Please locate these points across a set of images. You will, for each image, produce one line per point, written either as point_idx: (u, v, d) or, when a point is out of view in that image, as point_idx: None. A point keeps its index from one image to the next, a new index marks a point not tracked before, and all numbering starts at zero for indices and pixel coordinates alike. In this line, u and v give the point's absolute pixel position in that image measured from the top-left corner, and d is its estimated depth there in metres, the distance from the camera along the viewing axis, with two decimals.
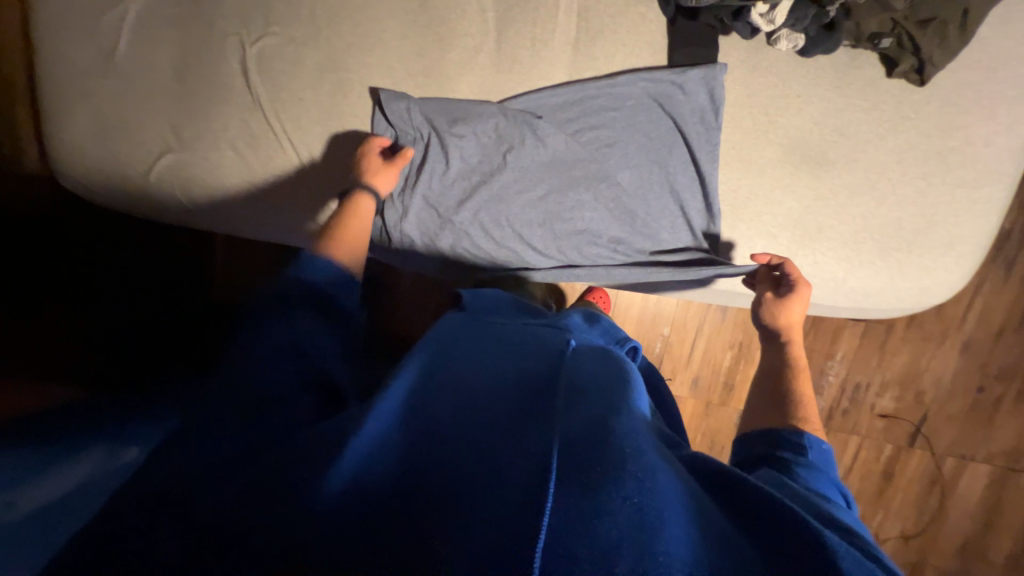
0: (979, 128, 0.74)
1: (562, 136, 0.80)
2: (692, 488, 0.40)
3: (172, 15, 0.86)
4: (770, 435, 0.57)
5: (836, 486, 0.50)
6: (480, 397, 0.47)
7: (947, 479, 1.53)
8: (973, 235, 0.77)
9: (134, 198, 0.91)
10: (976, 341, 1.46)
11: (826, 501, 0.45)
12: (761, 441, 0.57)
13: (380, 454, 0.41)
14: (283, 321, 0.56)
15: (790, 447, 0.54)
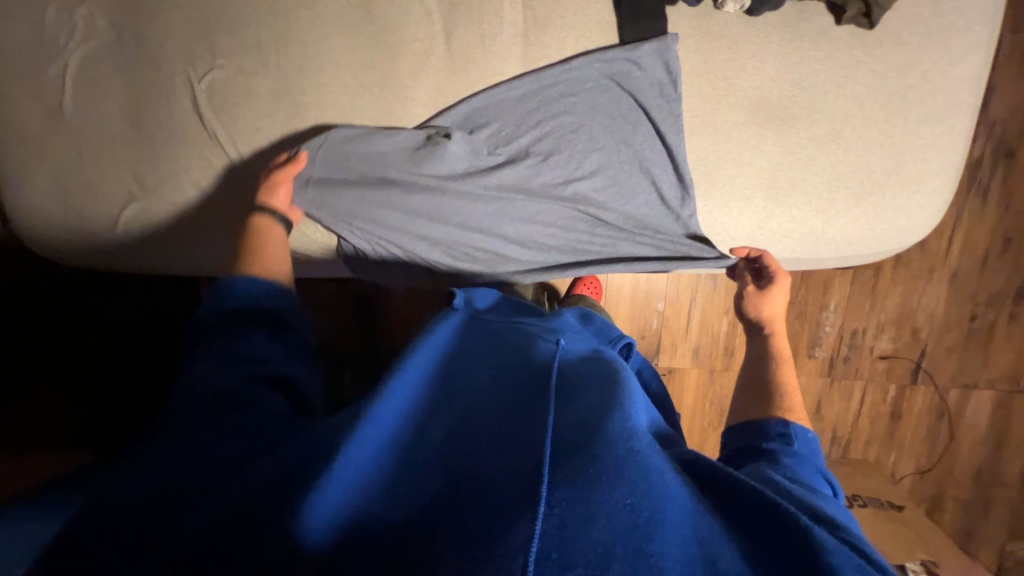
0: (934, 63, 0.74)
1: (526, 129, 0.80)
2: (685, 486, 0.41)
3: (114, 62, 0.83)
4: (755, 425, 0.57)
5: (822, 476, 0.51)
6: (475, 414, 0.47)
7: (953, 409, 1.56)
8: (943, 169, 0.78)
9: (108, 256, 0.90)
10: (962, 272, 1.48)
11: (814, 492, 0.46)
12: (746, 431, 0.57)
13: (370, 487, 0.40)
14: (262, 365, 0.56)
15: (777, 439, 0.54)
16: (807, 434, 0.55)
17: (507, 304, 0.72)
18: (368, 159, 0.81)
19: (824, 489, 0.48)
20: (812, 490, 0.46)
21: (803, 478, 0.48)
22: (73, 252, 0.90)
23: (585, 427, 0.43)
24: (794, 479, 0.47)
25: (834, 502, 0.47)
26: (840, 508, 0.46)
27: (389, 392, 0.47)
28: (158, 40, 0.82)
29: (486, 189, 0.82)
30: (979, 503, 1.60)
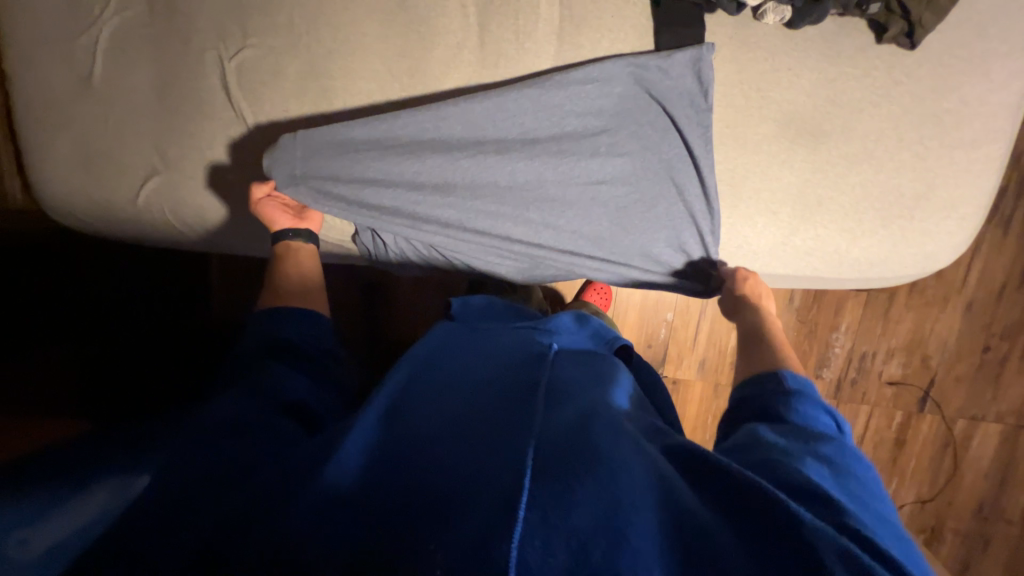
0: (973, 88, 0.73)
1: (550, 127, 0.79)
2: (663, 474, 0.41)
3: (146, 34, 0.83)
4: (761, 382, 0.60)
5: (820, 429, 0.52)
6: (476, 410, 0.47)
7: (958, 441, 1.54)
8: (974, 197, 0.76)
9: (130, 228, 0.91)
10: (977, 302, 1.46)
11: (809, 458, 0.46)
12: (750, 390, 0.60)
13: (364, 472, 0.41)
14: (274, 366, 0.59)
15: (776, 416, 0.55)
16: (801, 394, 0.56)
17: (500, 307, 0.74)
18: (385, 145, 0.80)
19: (822, 441, 0.49)
20: (807, 452, 0.47)
21: (798, 442, 0.49)
22: (98, 221, 0.91)
23: (585, 428, 0.43)
24: (786, 446, 0.48)
25: (830, 454, 0.47)
26: (841, 465, 0.46)
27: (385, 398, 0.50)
28: (191, 15, 0.82)
29: (502, 185, 0.81)
30: (976, 536, 1.59)
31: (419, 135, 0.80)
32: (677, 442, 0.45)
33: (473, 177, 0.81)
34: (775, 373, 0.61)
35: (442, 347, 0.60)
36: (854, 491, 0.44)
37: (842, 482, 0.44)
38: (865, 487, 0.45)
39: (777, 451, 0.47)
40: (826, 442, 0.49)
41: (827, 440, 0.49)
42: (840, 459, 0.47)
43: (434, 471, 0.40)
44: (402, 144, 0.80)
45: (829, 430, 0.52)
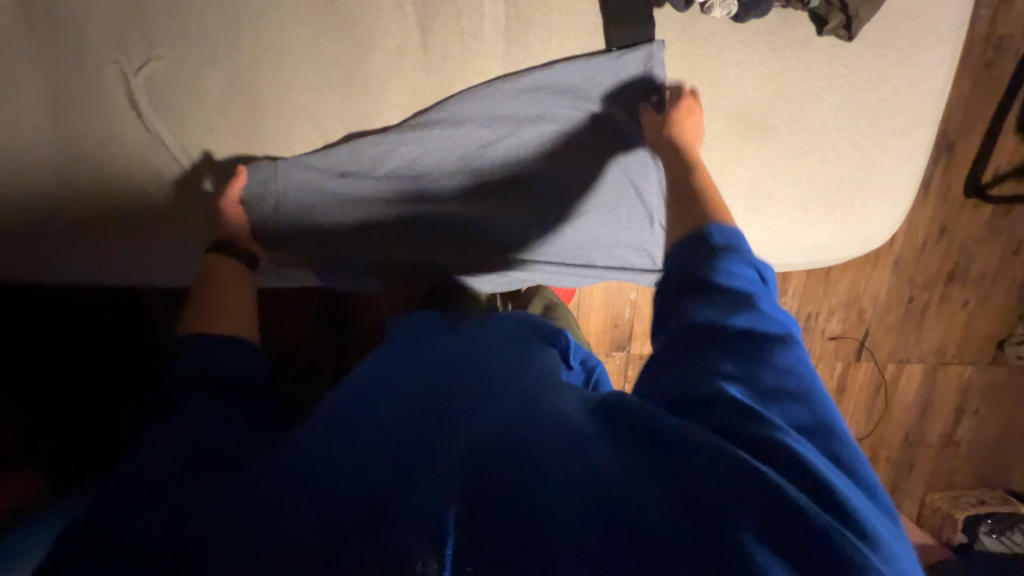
0: (903, 77, 0.77)
1: (501, 136, 0.76)
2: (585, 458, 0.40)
3: (25, 46, 0.71)
4: (690, 245, 0.57)
5: (747, 294, 0.51)
6: (426, 415, 0.47)
7: (889, 382, 1.72)
8: (905, 181, 0.82)
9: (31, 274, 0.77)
10: (903, 257, 1.60)
11: (730, 353, 0.46)
12: (680, 255, 0.57)
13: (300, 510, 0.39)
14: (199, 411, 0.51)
15: (694, 287, 0.52)
16: (725, 253, 0.54)
17: (437, 316, 0.73)
18: (325, 159, 0.76)
19: (742, 315, 0.49)
20: (730, 342, 0.47)
21: (722, 326, 0.48)
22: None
23: (512, 420, 0.44)
24: (710, 337, 0.48)
25: (749, 329, 0.48)
26: (764, 346, 0.47)
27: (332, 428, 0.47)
28: (80, 21, 0.71)
29: (458, 199, 0.79)
30: (904, 462, 1.81)
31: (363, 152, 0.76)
32: (596, 416, 0.45)
33: (429, 193, 0.78)
34: (703, 229, 0.58)
35: (403, 361, 0.58)
36: (767, 359, 0.46)
37: (761, 370, 0.45)
38: (784, 360, 0.46)
39: (703, 353, 0.47)
40: (748, 314, 0.49)
41: (749, 311, 0.49)
42: (762, 338, 0.47)
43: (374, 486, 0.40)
44: (349, 164, 0.77)
45: (751, 285, 0.52)
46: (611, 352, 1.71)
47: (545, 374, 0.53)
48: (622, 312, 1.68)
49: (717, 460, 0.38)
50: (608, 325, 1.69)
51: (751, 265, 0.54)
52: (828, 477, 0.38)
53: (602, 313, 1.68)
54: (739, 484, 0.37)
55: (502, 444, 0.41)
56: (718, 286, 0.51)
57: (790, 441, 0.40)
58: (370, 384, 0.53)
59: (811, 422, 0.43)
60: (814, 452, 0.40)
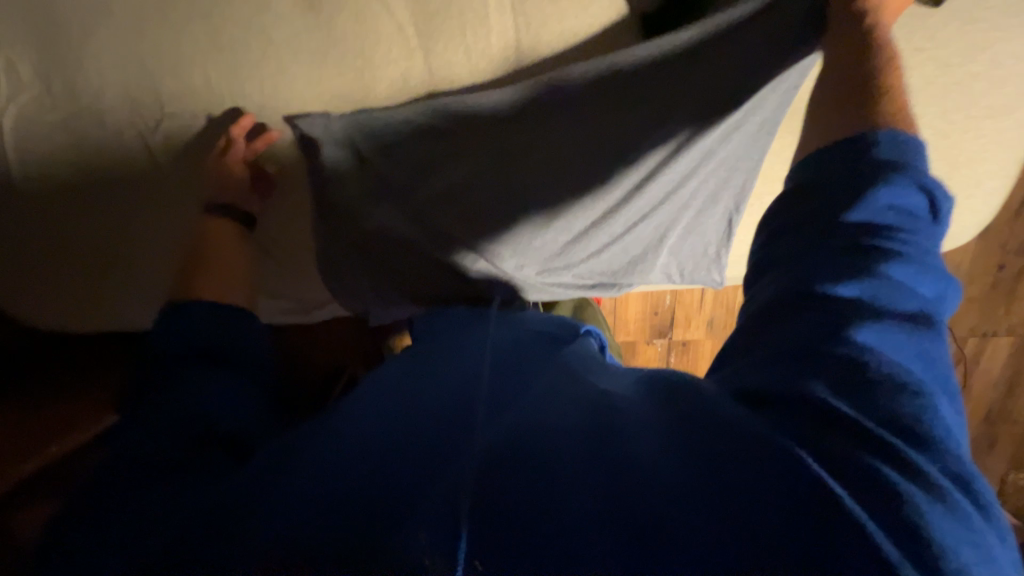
0: (1010, 41, 0.61)
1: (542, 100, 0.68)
2: (626, 468, 0.34)
3: (52, 122, 0.73)
4: (817, 169, 0.44)
5: (888, 246, 0.37)
6: (437, 416, 0.42)
7: (970, 358, 1.56)
8: (1004, 168, 0.69)
9: (118, 309, 0.87)
10: (993, 220, 1.40)
11: (826, 332, 0.35)
12: (812, 173, 0.44)
13: (310, 483, 0.36)
14: (224, 390, 0.48)
15: (796, 233, 0.42)
16: (874, 179, 0.40)
17: (468, 313, 0.70)
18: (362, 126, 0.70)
19: (863, 276, 0.36)
20: (833, 316, 0.35)
21: (833, 292, 0.36)
22: (94, 307, 0.86)
23: (547, 430, 0.38)
24: (807, 308, 0.37)
25: (864, 297, 0.35)
26: (885, 320, 0.34)
27: (347, 426, 0.43)
28: (96, 90, 0.71)
29: (488, 191, 0.70)
30: (986, 442, 1.67)
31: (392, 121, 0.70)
32: (645, 417, 0.38)
33: (457, 176, 0.70)
34: (862, 140, 0.43)
35: (438, 371, 0.53)
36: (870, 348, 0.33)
37: (866, 359, 0.33)
38: (896, 351, 0.33)
39: (788, 331, 0.36)
40: (874, 271, 0.36)
41: (873, 269, 0.36)
42: (888, 307, 0.35)
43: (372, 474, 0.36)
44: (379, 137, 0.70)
45: (893, 222, 0.38)
46: (652, 340, 1.67)
47: (605, 381, 0.46)
48: (663, 299, 1.62)
49: (775, 455, 0.31)
50: (648, 313, 1.64)
51: (916, 196, 0.40)
52: (928, 524, 0.27)
53: (640, 301, 1.62)
54: (796, 482, 0.30)
55: (531, 449, 0.36)
56: (835, 231, 0.39)
57: (878, 463, 0.29)
58: (380, 396, 0.49)
59: (931, 445, 0.30)
60: (932, 485, 0.29)
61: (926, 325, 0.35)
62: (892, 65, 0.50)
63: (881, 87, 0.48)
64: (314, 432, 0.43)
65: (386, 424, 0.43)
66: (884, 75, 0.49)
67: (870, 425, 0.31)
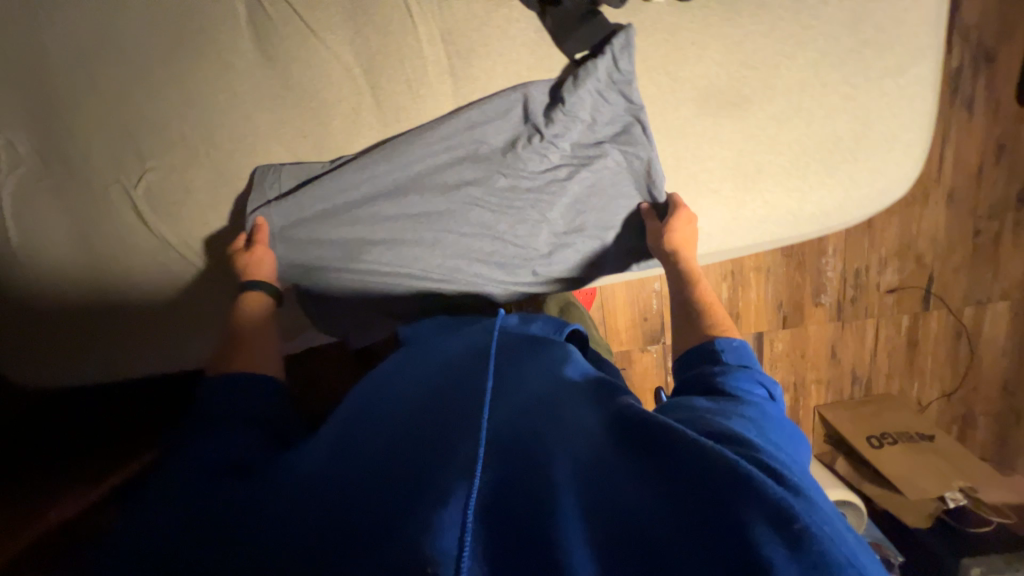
0: (886, 10, 0.69)
1: (468, 131, 0.76)
2: (595, 460, 0.45)
3: (51, 187, 0.81)
4: (700, 356, 0.65)
5: (735, 395, 0.56)
6: (443, 420, 0.51)
7: (970, 327, 1.66)
8: (915, 121, 0.73)
9: (107, 365, 0.90)
10: (958, 189, 1.53)
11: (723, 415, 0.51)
12: (687, 363, 0.66)
13: (335, 493, 0.45)
14: (240, 433, 0.58)
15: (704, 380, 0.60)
16: (719, 372, 0.60)
17: (443, 319, 0.78)
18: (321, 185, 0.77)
19: (711, 404, 0.55)
20: (733, 414, 0.52)
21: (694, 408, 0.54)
22: (85, 371, 0.90)
23: (517, 435, 0.48)
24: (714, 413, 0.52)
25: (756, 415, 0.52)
26: (736, 422, 0.50)
27: (353, 438, 0.52)
28: (84, 156, 0.79)
29: (444, 210, 0.80)
30: (1007, 413, 1.71)
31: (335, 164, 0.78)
32: (610, 423, 0.49)
33: (416, 202, 0.79)
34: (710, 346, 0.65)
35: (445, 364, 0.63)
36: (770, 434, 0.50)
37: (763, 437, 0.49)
38: (778, 434, 0.51)
39: (702, 415, 0.51)
40: (721, 403, 0.55)
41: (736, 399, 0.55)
42: (745, 419, 0.51)
43: (391, 482, 0.44)
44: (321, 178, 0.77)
45: (748, 381, 0.58)
46: (646, 347, 1.67)
47: (562, 383, 0.57)
48: (649, 304, 1.63)
49: (715, 460, 0.41)
50: (638, 320, 1.65)
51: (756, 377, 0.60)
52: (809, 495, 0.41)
53: (628, 310, 1.64)
54: (727, 475, 0.40)
55: (512, 449, 0.46)
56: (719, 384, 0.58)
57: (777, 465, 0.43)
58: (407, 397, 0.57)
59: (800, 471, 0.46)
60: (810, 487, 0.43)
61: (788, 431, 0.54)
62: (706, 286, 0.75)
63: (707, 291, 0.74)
64: (324, 459, 0.50)
65: (382, 429, 0.52)
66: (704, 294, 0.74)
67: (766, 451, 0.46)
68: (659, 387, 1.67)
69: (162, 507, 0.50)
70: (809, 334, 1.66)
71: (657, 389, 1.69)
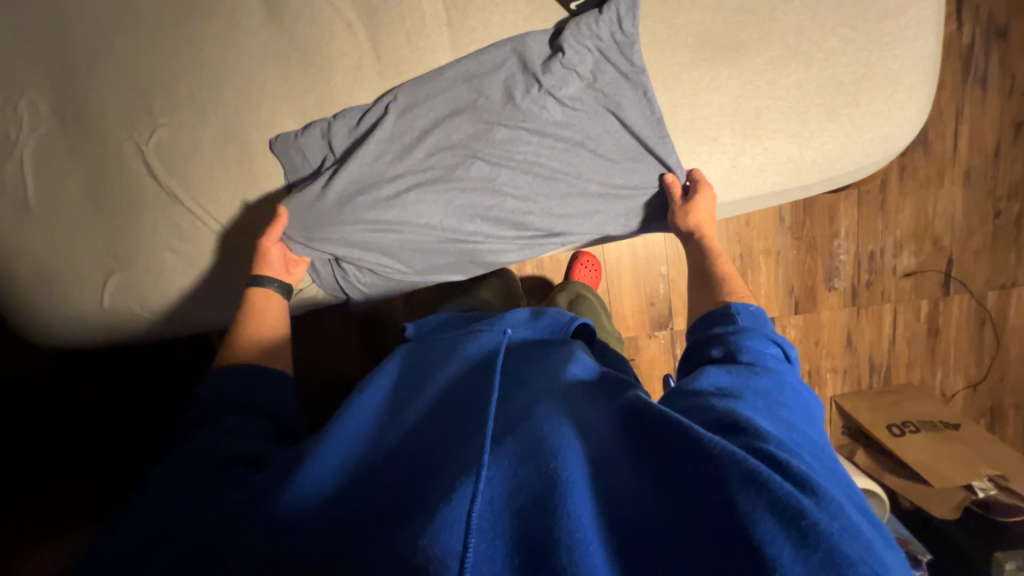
0: None
1: (470, 89, 0.78)
2: (601, 457, 0.51)
3: (67, 144, 0.84)
4: (711, 318, 0.68)
5: (753, 361, 0.59)
6: (452, 433, 0.58)
7: (995, 313, 1.59)
8: (917, 63, 0.73)
9: (117, 322, 0.91)
10: (975, 169, 1.49)
11: (727, 392, 0.55)
12: (698, 328, 0.69)
13: (356, 490, 0.54)
14: (236, 435, 0.64)
15: (719, 345, 0.63)
16: (745, 334, 0.62)
17: (454, 321, 0.89)
18: (333, 143, 0.82)
19: (726, 375, 0.58)
20: (750, 385, 0.56)
21: (701, 387, 0.57)
22: (90, 327, 0.91)
23: (521, 426, 0.54)
24: (720, 391, 0.56)
25: (771, 388, 0.56)
26: (748, 398, 0.54)
27: (378, 440, 0.62)
28: (100, 114, 0.82)
29: (445, 168, 0.81)
30: None
31: (339, 123, 0.81)
32: (635, 409, 0.54)
33: (418, 160, 0.81)
34: (728, 308, 0.68)
35: (456, 372, 0.70)
36: (779, 412, 0.53)
37: (769, 417, 0.52)
38: (791, 412, 0.54)
39: (698, 398, 0.56)
40: (736, 374, 0.58)
41: (748, 365, 0.59)
42: (754, 393, 0.55)
43: (395, 492, 0.52)
44: (333, 140, 0.82)
45: (768, 348, 0.61)
46: (654, 333, 1.65)
47: (565, 379, 0.63)
48: (656, 288, 1.61)
49: (717, 454, 0.44)
50: (645, 305, 1.62)
51: (774, 343, 0.63)
52: (802, 474, 0.44)
53: (635, 295, 1.61)
54: (725, 470, 0.43)
55: (517, 438, 0.52)
56: (733, 353, 0.61)
57: (771, 448, 0.46)
58: (420, 407, 0.65)
59: (794, 451, 0.48)
60: (800, 461, 0.47)
61: (797, 405, 0.56)
62: (723, 262, 0.77)
63: (723, 264, 0.76)
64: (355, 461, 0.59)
65: (404, 431, 0.62)
66: (723, 270, 0.76)
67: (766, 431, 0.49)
68: (667, 374, 1.63)
69: (167, 498, 0.57)
70: (823, 321, 1.60)
71: (665, 377, 1.66)
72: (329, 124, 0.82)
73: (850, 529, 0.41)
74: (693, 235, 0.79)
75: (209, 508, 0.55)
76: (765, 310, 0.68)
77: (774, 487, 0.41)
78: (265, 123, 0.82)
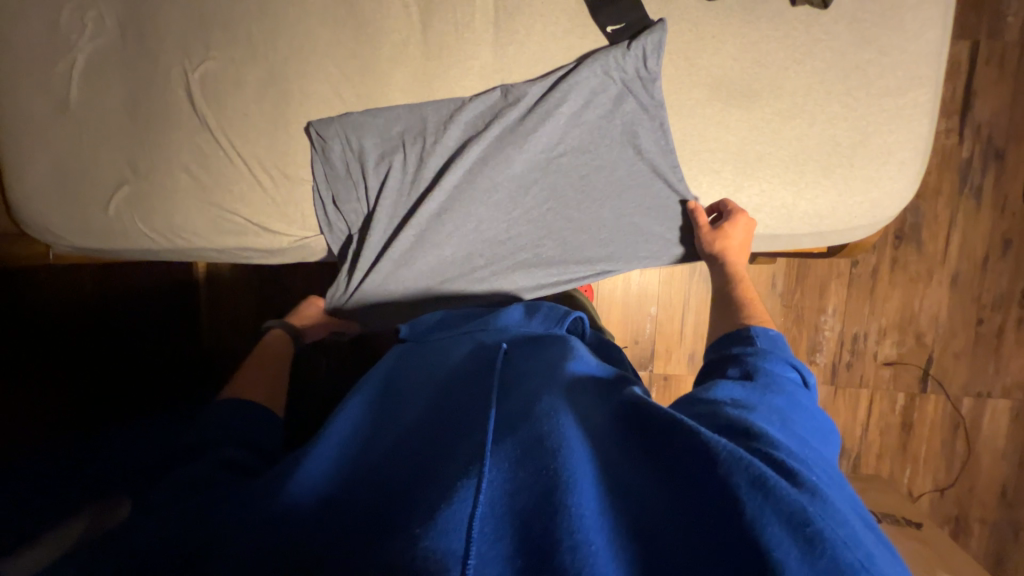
0: (891, 39, 0.78)
1: (500, 115, 0.85)
2: (605, 462, 0.50)
3: (120, 57, 0.89)
4: (729, 339, 0.70)
5: (770, 378, 0.60)
6: (453, 425, 0.58)
7: (969, 420, 1.60)
8: (909, 140, 0.79)
9: (120, 233, 0.93)
10: (963, 274, 1.55)
11: (738, 401, 0.55)
12: (718, 346, 0.70)
13: (351, 490, 0.53)
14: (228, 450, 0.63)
15: (737, 364, 0.64)
16: (766, 355, 0.63)
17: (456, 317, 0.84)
18: (368, 134, 0.89)
19: (741, 389, 0.57)
20: (767, 400, 0.56)
21: (716, 396, 0.56)
22: (89, 233, 0.93)
23: (516, 422, 0.54)
24: (731, 401, 0.55)
25: (785, 405, 0.56)
26: (761, 411, 0.53)
27: (374, 438, 0.61)
28: (160, 37, 0.88)
29: (472, 183, 0.87)
30: (1005, 524, 1.61)
31: (375, 117, 0.89)
32: (636, 405, 0.53)
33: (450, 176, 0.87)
34: (747, 331, 0.70)
35: (458, 361, 0.70)
36: (788, 425, 0.53)
37: (778, 429, 0.52)
38: (802, 426, 0.54)
39: (700, 406, 0.55)
40: (750, 389, 0.57)
41: (757, 380, 0.59)
42: (767, 406, 0.55)
43: (395, 490, 0.51)
44: (368, 135, 0.89)
45: (786, 369, 0.62)
46: None
47: (567, 370, 0.62)
48: (642, 328, 1.63)
49: (723, 460, 0.43)
50: (628, 342, 1.63)
51: (793, 370, 0.63)
52: (805, 477, 0.44)
53: (621, 329, 1.63)
54: (731, 475, 0.42)
55: (510, 431, 0.53)
56: (753, 371, 0.61)
57: (779, 455, 0.46)
58: (416, 403, 0.65)
59: (797, 456, 0.48)
60: (806, 470, 0.46)
61: (811, 424, 0.56)
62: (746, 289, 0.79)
63: (742, 288, 0.79)
64: (346, 459, 0.57)
65: (403, 428, 0.61)
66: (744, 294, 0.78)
67: (769, 438, 0.48)
68: None
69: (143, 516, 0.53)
70: None
71: None
72: (362, 119, 0.89)
73: (855, 538, 0.41)
74: (719, 260, 0.82)
75: (197, 516, 0.52)
76: (784, 336, 0.69)
77: (785, 493, 0.41)
78: (307, 77, 0.88)
